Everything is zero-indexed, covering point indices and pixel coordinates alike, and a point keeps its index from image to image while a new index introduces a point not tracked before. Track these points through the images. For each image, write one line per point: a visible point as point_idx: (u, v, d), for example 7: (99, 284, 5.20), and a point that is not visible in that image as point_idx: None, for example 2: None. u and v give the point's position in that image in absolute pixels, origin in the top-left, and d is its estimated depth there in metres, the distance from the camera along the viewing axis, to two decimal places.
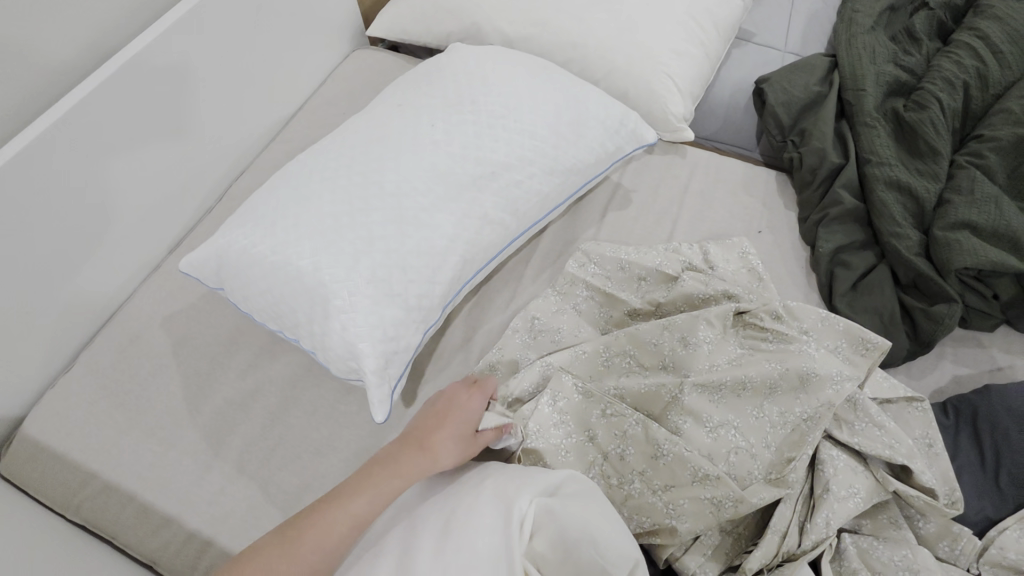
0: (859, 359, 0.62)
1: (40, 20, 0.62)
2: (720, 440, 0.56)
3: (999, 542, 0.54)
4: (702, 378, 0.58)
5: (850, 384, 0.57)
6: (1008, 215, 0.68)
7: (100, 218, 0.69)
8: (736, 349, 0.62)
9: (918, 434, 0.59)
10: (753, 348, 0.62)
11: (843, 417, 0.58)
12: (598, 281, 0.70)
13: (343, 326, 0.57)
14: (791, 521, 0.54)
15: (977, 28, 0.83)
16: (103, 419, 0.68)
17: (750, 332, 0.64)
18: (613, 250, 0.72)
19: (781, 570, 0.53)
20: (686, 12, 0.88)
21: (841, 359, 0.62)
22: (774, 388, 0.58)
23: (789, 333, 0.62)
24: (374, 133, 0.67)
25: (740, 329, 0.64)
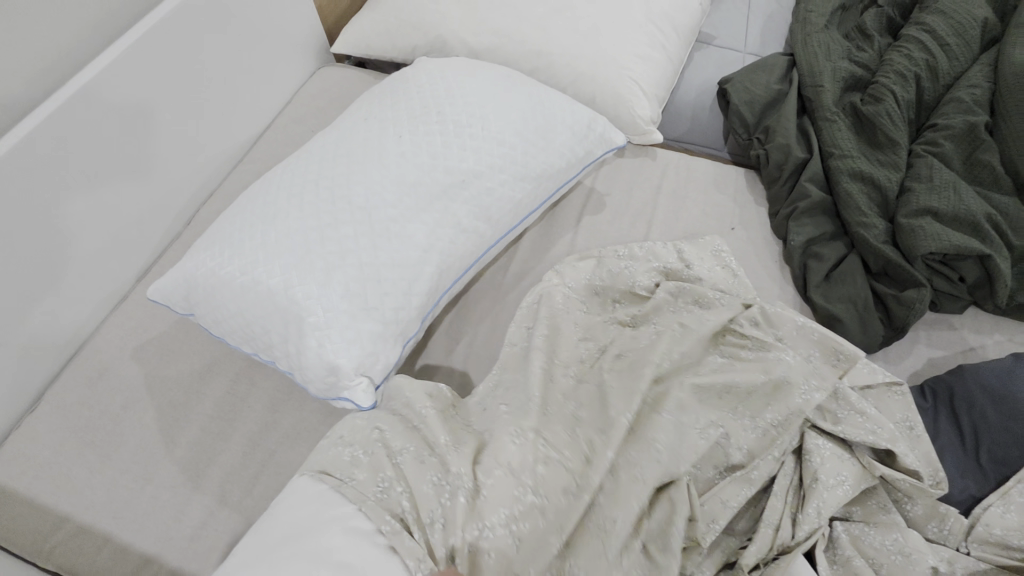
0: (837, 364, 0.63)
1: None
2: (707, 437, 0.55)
3: (985, 518, 0.54)
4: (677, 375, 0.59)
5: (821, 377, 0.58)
6: (966, 199, 0.71)
7: (54, 255, 0.66)
8: (717, 360, 0.62)
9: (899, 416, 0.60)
10: (733, 356, 0.62)
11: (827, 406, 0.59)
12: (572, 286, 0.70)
13: (320, 344, 0.55)
14: (784, 512, 0.55)
15: (923, 22, 0.87)
16: (72, 457, 0.65)
17: (733, 342, 0.64)
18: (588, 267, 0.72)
19: (776, 565, 0.53)
20: (646, 18, 0.90)
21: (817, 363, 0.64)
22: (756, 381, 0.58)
23: (769, 341, 0.62)
24: (342, 148, 0.66)
25: (722, 340, 0.64)
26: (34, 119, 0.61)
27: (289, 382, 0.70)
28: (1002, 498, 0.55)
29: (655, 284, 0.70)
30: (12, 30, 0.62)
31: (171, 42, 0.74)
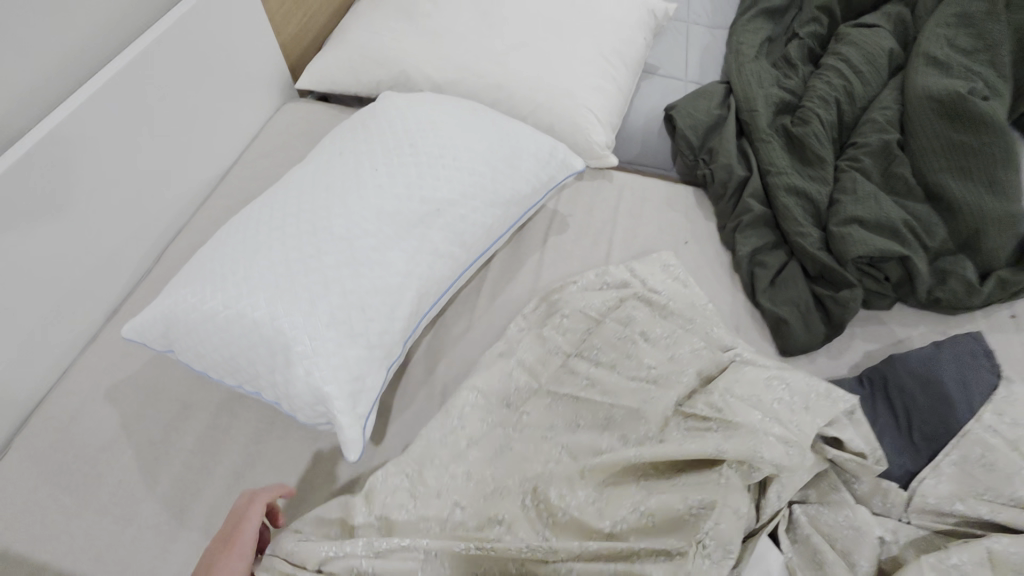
0: (825, 405, 0.63)
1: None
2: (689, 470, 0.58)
3: (920, 490, 0.61)
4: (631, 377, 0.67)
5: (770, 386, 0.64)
6: (886, 208, 0.80)
7: (21, 298, 0.66)
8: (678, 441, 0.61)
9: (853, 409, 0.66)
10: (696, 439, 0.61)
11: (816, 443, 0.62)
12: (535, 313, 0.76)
13: (308, 372, 0.57)
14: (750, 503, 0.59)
15: (840, 52, 0.97)
16: (46, 503, 0.64)
17: (695, 424, 0.62)
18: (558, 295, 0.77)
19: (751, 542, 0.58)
20: (596, 52, 0.97)
21: (811, 415, 0.62)
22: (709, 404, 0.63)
23: (734, 429, 0.60)
24: (319, 182, 0.69)
25: (683, 419, 0.63)
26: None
27: (272, 412, 0.71)
28: (933, 471, 0.62)
29: (611, 306, 0.75)
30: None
31: (137, 85, 0.76)
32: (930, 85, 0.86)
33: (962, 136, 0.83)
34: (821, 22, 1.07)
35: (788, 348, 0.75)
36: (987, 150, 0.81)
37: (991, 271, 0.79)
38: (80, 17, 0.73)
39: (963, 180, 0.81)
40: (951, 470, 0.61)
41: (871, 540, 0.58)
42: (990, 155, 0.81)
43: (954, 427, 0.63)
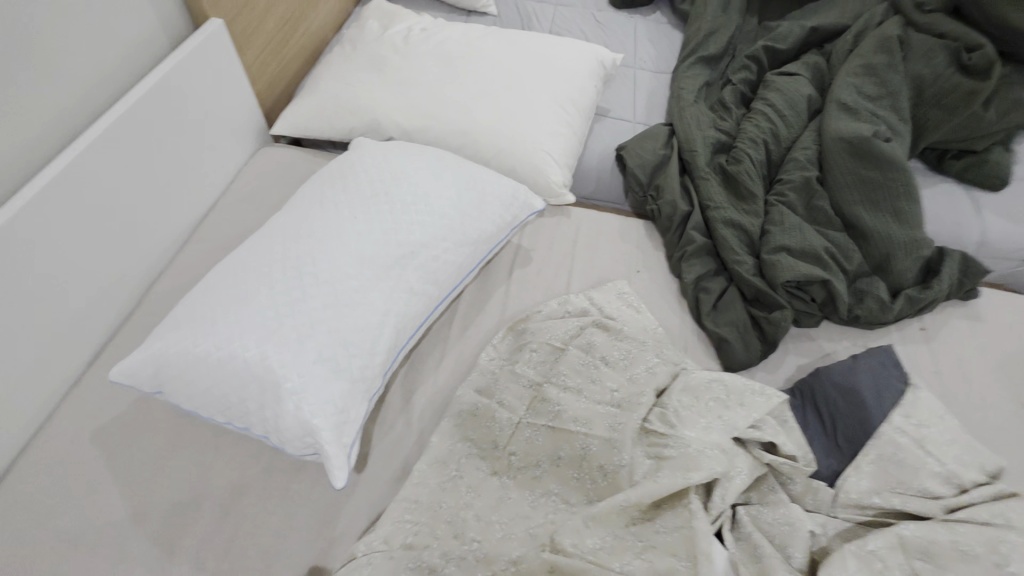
0: (759, 401, 0.72)
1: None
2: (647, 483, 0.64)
3: (845, 487, 0.69)
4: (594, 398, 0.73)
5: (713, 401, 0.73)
6: (809, 238, 0.90)
7: (12, 346, 0.69)
8: (642, 457, 0.67)
9: (786, 417, 0.74)
10: (655, 452, 0.67)
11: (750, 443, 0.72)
12: (506, 343, 0.83)
13: (296, 406, 0.62)
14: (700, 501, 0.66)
15: (767, 98, 1.09)
16: (36, 546, 0.66)
17: (653, 439, 0.69)
18: (524, 326, 0.84)
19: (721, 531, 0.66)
20: (552, 99, 1.06)
21: (746, 410, 0.72)
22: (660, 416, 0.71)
23: (687, 438, 0.67)
24: (300, 229, 0.75)
25: (644, 437, 0.69)
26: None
27: (256, 446, 0.75)
28: (855, 470, 0.70)
29: (572, 333, 0.82)
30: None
31: (123, 140, 0.81)
32: (842, 129, 0.99)
33: (871, 173, 0.95)
34: (751, 69, 1.20)
35: (731, 365, 0.84)
36: (891, 185, 0.94)
37: (900, 291, 0.90)
38: (68, 80, 0.77)
39: (873, 212, 0.93)
40: (870, 468, 0.70)
41: (804, 533, 0.66)
42: (894, 190, 0.94)
43: (869, 429, 0.72)
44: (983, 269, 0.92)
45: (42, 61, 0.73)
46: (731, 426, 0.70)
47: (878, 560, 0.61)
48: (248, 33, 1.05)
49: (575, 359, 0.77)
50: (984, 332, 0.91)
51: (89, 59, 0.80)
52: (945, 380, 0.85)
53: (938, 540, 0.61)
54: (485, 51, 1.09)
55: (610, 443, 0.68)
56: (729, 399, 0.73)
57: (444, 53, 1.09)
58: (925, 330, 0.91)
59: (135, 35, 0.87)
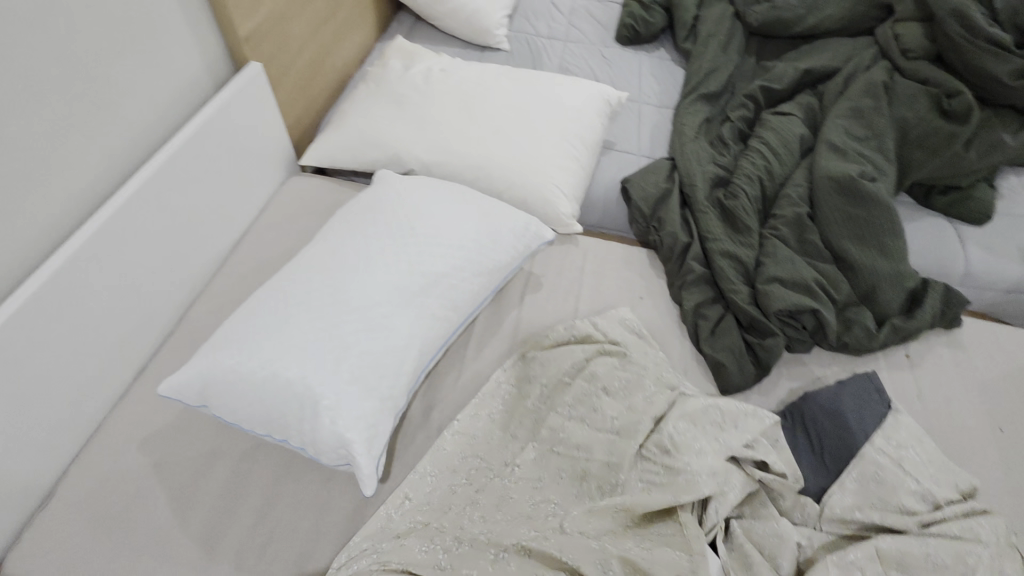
0: (753, 422, 0.79)
1: (20, 208, 0.72)
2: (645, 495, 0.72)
3: (830, 503, 0.75)
4: (599, 417, 0.79)
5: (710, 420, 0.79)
6: (800, 269, 0.98)
7: (71, 361, 0.77)
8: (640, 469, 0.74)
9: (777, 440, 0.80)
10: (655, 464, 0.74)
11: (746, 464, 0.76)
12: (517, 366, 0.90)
13: (331, 421, 0.69)
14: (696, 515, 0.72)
15: (762, 136, 1.17)
16: (92, 545, 0.73)
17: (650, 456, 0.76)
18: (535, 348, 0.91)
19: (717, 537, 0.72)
20: (561, 136, 1.14)
21: (740, 432, 0.78)
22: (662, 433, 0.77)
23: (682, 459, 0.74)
24: (333, 260, 0.82)
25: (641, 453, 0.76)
26: (60, 258, 0.74)
27: (288, 457, 0.81)
28: (840, 487, 0.76)
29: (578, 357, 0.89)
30: (41, 186, 0.74)
31: (172, 176, 0.89)
32: (831, 168, 1.06)
33: (857, 211, 1.02)
34: (748, 107, 1.28)
35: (726, 387, 0.90)
36: (876, 222, 1.01)
37: (886, 320, 0.97)
38: (127, 124, 0.86)
39: (860, 247, 1.01)
40: (853, 486, 0.76)
41: (791, 544, 0.72)
42: (879, 226, 1.01)
43: (852, 449, 0.79)
44: (963, 300, 0.98)
45: (105, 109, 0.82)
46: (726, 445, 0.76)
47: (857, 570, 0.67)
48: (281, 72, 1.14)
49: (581, 382, 0.84)
50: (966, 359, 0.97)
51: (145, 103, 0.89)
52: (927, 405, 0.91)
53: (912, 552, 0.68)
54: (499, 91, 1.18)
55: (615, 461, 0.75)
56: (721, 421, 0.79)
57: (461, 92, 1.17)
58: (909, 357, 0.97)
59: (184, 80, 0.96)
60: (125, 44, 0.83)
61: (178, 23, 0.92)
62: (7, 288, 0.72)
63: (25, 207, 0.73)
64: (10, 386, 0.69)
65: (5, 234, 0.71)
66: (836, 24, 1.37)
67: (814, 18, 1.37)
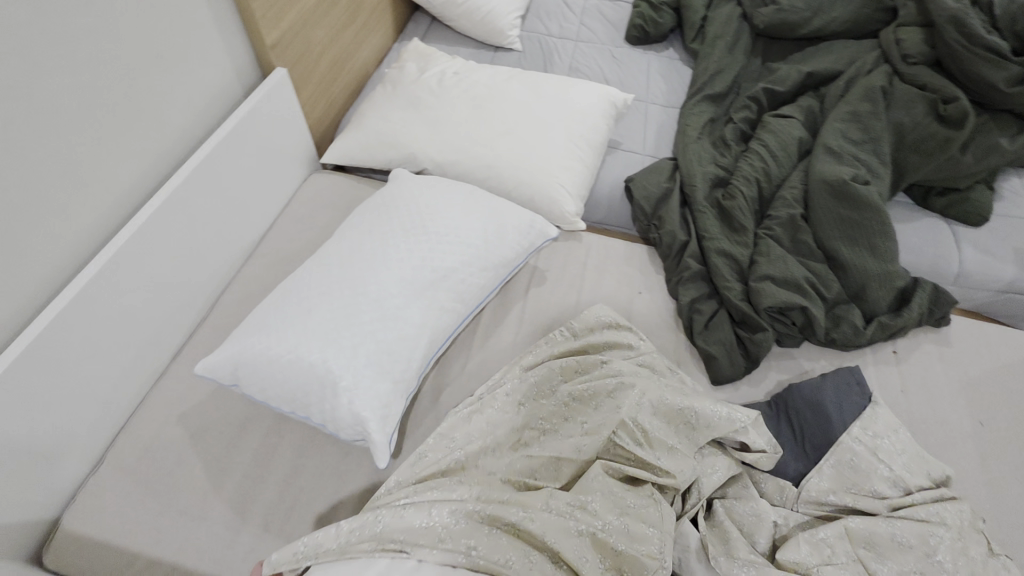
0: (724, 423, 0.81)
1: (75, 207, 0.81)
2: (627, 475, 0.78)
3: (807, 486, 0.81)
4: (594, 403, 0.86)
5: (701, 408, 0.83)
6: (792, 268, 1.03)
7: (117, 343, 0.86)
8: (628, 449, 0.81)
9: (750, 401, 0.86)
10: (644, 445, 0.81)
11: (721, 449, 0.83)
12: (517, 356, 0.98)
13: (350, 401, 0.77)
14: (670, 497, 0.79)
15: (762, 138, 1.21)
16: (138, 505, 0.82)
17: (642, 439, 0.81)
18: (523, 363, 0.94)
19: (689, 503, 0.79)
20: (567, 136, 1.20)
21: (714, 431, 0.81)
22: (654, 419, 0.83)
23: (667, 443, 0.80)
24: (351, 254, 0.90)
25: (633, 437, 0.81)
26: (109, 252, 0.82)
27: (310, 433, 0.89)
28: (817, 471, 0.82)
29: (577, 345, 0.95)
30: (94, 186, 0.83)
31: (207, 175, 0.97)
32: (827, 171, 1.11)
33: (849, 213, 1.07)
34: (751, 109, 1.32)
35: (717, 378, 0.96)
36: (868, 224, 1.06)
37: (874, 318, 1.01)
38: (167, 128, 0.94)
39: (852, 247, 1.05)
40: (830, 471, 0.82)
41: (768, 523, 0.78)
42: (871, 228, 1.06)
43: (831, 437, 0.84)
44: (951, 300, 1.02)
45: (149, 115, 0.90)
46: (711, 429, 0.81)
47: (826, 546, 0.74)
48: (304, 76, 1.21)
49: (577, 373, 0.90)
50: (952, 356, 1.01)
51: (182, 109, 0.97)
52: (910, 399, 0.95)
53: (878, 532, 0.75)
54: (509, 92, 1.24)
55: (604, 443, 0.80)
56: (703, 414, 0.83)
57: (472, 94, 1.23)
58: (897, 353, 1.01)
59: (217, 86, 1.04)
60: (166, 55, 0.91)
61: (212, 34, 0.99)
62: (64, 278, 0.81)
63: (80, 205, 0.81)
64: (63, 366, 0.78)
65: (62, 229, 0.79)
66: (842, 26, 1.40)
67: (820, 20, 1.40)
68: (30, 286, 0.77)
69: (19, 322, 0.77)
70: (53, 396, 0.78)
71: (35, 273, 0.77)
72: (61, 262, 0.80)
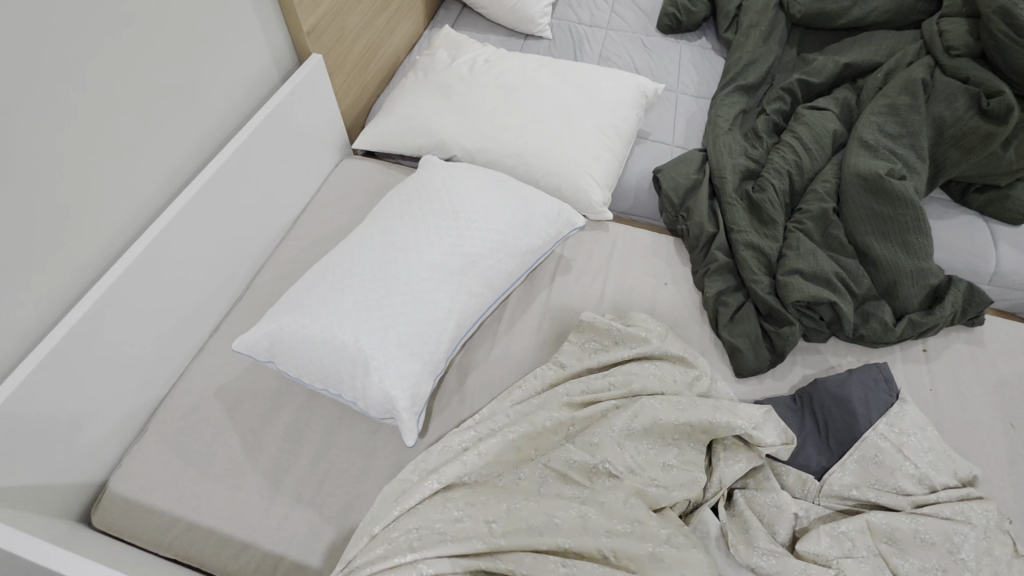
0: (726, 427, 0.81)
1: (124, 187, 0.84)
2: (644, 462, 0.80)
3: (829, 480, 0.81)
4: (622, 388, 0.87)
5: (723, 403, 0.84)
6: (821, 263, 1.02)
7: (159, 318, 0.90)
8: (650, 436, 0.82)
9: (756, 408, 0.84)
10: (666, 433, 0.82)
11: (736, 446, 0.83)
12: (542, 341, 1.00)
13: (380, 379, 0.79)
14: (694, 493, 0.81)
15: (795, 130, 1.20)
16: (179, 472, 0.86)
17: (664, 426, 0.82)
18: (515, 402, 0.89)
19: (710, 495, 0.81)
20: (596, 126, 1.20)
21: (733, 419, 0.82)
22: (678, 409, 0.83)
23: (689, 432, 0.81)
24: (383, 238, 0.92)
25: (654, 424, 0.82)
26: (155, 230, 0.86)
27: (340, 411, 0.92)
28: (841, 466, 0.82)
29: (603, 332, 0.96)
30: (142, 167, 0.86)
31: (245, 158, 1.00)
32: (861, 165, 1.09)
33: (883, 208, 1.05)
34: (785, 100, 1.30)
35: (741, 371, 0.96)
36: (902, 219, 1.04)
37: (905, 315, 1.00)
38: (209, 112, 0.97)
39: (884, 243, 1.04)
40: (854, 466, 0.82)
41: (789, 514, 0.78)
42: (905, 224, 1.04)
43: (856, 433, 0.84)
44: (986, 299, 1.00)
45: (192, 99, 0.93)
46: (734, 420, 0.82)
47: (848, 540, 0.75)
48: (338, 62, 1.23)
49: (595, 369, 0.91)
50: (984, 356, 0.99)
51: (222, 93, 1.00)
52: (939, 398, 0.94)
53: (901, 527, 0.75)
54: (539, 81, 1.24)
55: (625, 433, 0.81)
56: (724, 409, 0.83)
57: (503, 82, 1.24)
58: (927, 351, 1.00)
59: (255, 71, 1.06)
60: (209, 42, 0.93)
61: (252, 20, 1.02)
62: (111, 254, 0.85)
63: (129, 184, 0.85)
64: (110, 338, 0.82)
65: (112, 207, 0.83)
66: (882, 16, 1.37)
67: (860, 10, 1.36)
68: (81, 261, 0.81)
69: (70, 296, 0.81)
70: (100, 366, 0.82)
71: (85, 248, 0.81)
72: (110, 238, 0.84)
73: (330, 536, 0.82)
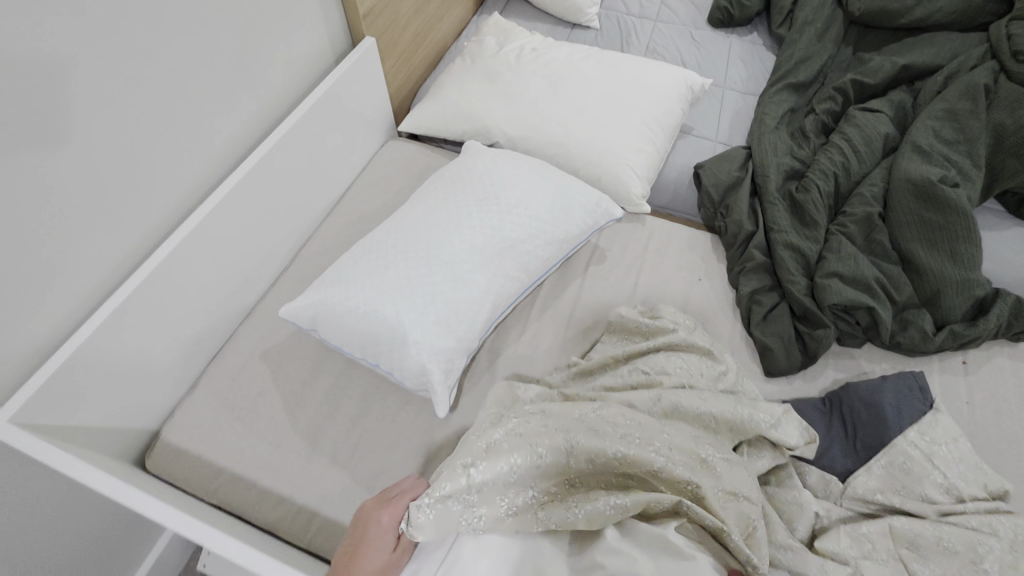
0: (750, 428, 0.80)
1: (190, 158, 0.90)
2: None
3: (853, 483, 0.81)
4: (649, 379, 0.87)
5: (749, 402, 0.83)
6: (862, 267, 1.01)
7: (214, 283, 0.96)
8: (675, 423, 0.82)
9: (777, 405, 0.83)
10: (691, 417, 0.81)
11: (758, 447, 0.83)
12: (574, 329, 1.02)
13: (417, 353, 0.83)
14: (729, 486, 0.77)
15: (845, 132, 1.18)
16: (225, 427, 0.92)
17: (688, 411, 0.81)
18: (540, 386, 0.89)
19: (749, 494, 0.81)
20: (639, 118, 1.20)
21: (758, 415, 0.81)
22: (703, 395, 0.83)
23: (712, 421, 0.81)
24: (427, 219, 0.95)
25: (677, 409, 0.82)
26: (214, 200, 0.91)
27: (376, 381, 0.97)
28: (866, 470, 0.82)
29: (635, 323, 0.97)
30: (206, 140, 0.92)
31: (299, 135, 1.05)
32: (912, 170, 1.07)
33: (931, 215, 1.03)
34: (836, 100, 1.27)
35: (770, 370, 0.96)
36: (950, 228, 1.02)
37: (946, 325, 0.98)
38: (267, 91, 1.02)
39: (929, 251, 1.02)
40: (880, 471, 0.82)
41: (810, 512, 0.79)
42: (953, 233, 1.02)
43: (884, 439, 0.84)
44: None
45: (253, 78, 0.98)
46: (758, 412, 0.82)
47: (868, 542, 0.75)
48: (389, 45, 1.26)
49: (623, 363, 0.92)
50: None
51: (281, 73, 1.04)
52: (976, 411, 0.92)
53: (925, 535, 0.74)
54: (585, 71, 1.25)
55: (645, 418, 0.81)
56: (748, 404, 0.83)
57: (549, 71, 1.25)
58: (966, 364, 0.98)
59: (312, 53, 1.10)
60: (272, 23, 0.98)
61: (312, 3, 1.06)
62: (174, 220, 0.91)
63: (195, 153, 0.90)
64: (171, 298, 0.89)
65: (177, 177, 0.89)
66: (946, 18, 1.32)
67: (922, 10, 1.32)
68: (148, 225, 0.87)
69: (136, 256, 0.87)
70: (160, 324, 0.88)
71: (154, 211, 0.87)
72: (174, 206, 0.90)
73: (360, 497, 0.86)
